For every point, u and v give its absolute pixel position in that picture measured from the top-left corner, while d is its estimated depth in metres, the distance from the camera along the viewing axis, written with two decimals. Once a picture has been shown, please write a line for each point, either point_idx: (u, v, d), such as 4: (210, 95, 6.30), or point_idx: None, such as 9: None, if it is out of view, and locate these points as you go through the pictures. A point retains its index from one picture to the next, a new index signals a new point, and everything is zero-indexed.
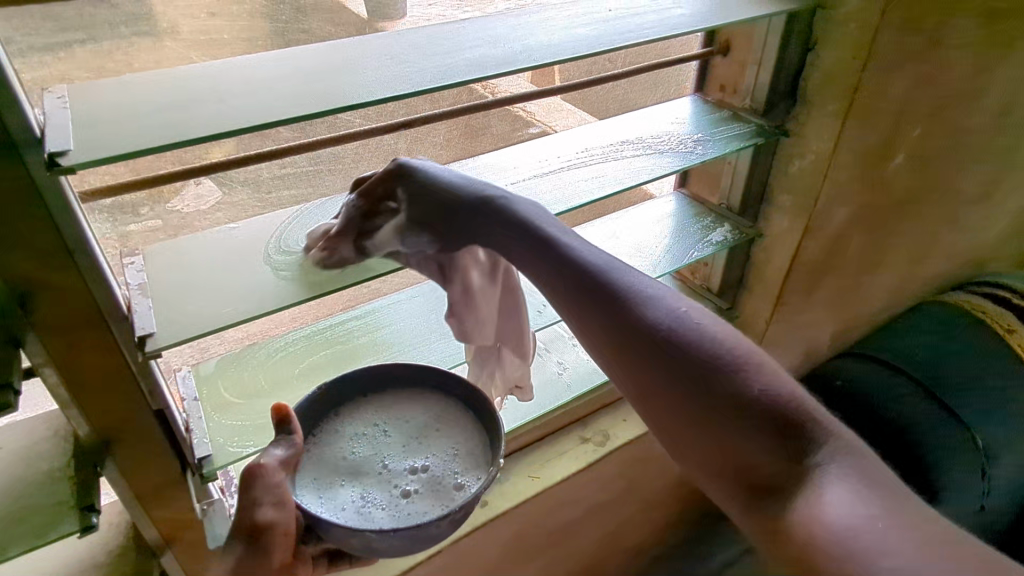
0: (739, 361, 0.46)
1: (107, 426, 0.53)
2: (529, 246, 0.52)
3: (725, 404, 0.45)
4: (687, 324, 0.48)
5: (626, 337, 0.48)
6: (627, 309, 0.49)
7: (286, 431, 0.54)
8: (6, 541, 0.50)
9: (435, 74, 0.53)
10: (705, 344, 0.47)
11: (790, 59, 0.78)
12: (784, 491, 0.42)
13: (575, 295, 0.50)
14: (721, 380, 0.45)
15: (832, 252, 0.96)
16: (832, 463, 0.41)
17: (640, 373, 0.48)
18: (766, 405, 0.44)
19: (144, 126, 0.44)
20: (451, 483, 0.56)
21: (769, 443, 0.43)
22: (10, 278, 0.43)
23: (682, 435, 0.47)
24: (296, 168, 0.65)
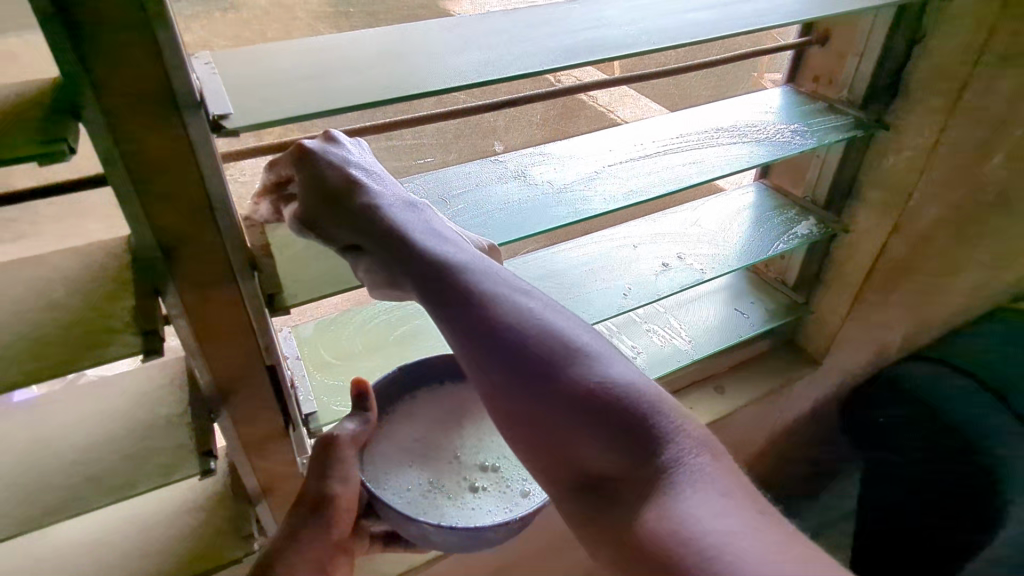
0: (578, 360, 0.44)
1: (225, 376, 0.56)
2: (386, 243, 0.51)
3: (567, 410, 0.43)
4: (537, 325, 0.46)
5: (465, 331, 0.47)
6: (468, 307, 0.47)
7: (363, 408, 0.59)
8: (133, 478, 0.53)
9: (556, 54, 0.54)
10: (547, 346, 0.45)
11: (895, 51, 0.76)
12: (627, 497, 0.41)
13: (425, 291, 0.49)
14: (571, 385, 0.44)
15: (916, 252, 0.94)
16: (684, 466, 0.41)
17: (482, 378, 0.46)
18: (601, 405, 0.43)
19: (291, 95, 0.47)
20: (518, 490, 0.57)
21: (617, 446, 0.42)
22: (158, 230, 0.46)
23: (520, 439, 0.46)
24: (401, 141, 0.67)
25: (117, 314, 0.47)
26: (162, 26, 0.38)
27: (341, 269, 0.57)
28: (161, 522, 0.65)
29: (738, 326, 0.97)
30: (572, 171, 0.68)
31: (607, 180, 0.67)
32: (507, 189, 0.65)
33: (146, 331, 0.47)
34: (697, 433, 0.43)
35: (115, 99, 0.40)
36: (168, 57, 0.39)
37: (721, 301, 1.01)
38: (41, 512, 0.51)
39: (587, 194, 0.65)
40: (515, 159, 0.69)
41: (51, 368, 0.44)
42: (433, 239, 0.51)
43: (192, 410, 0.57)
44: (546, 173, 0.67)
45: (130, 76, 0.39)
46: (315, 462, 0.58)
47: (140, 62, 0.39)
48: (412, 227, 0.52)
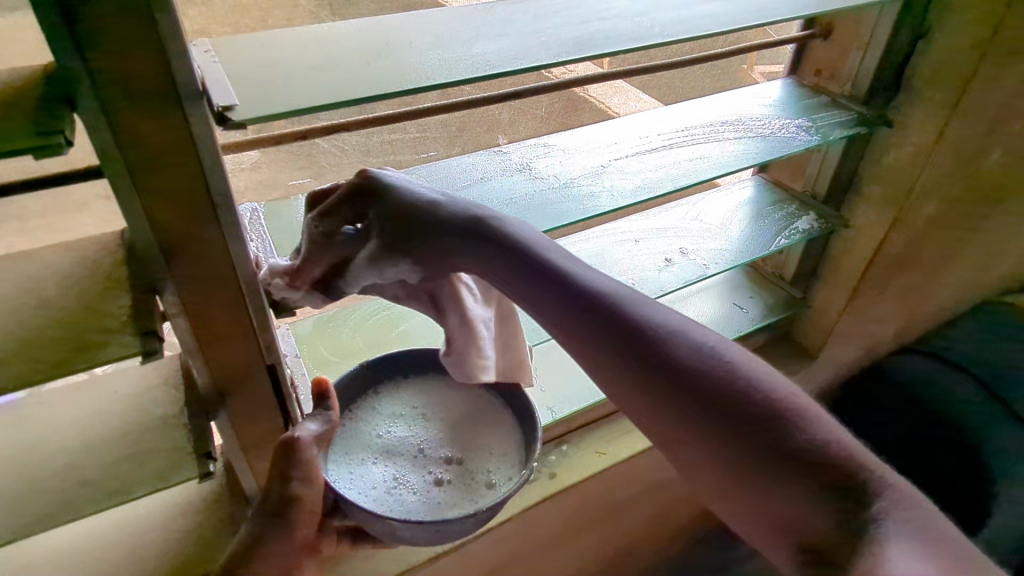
0: (782, 408, 0.44)
1: (223, 376, 0.54)
2: (521, 267, 0.50)
3: (761, 455, 0.44)
4: (726, 368, 0.46)
5: (652, 374, 0.47)
6: (659, 349, 0.47)
7: (324, 407, 0.57)
8: (130, 482, 0.52)
9: (567, 45, 0.52)
10: (744, 390, 0.45)
11: (899, 45, 0.76)
12: (830, 549, 0.40)
13: (599, 329, 0.48)
14: (769, 430, 0.44)
15: (913, 248, 0.94)
16: (889, 517, 0.40)
17: (662, 416, 0.47)
18: (806, 453, 0.43)
19: (299, 86, 0.45)
20: (483, 481, 0.60)
21: (820, 496, 0.42)
22: (157, 227, 0.44)
23: (717, 484, 0.46)
24: (404, 134, 0.65)
25: (112, 314, 0.45)
26: (163, 11, 0.36)
27: None
28: (157, 524, 0.64)
29: (737, 320, 0.97)
30: (578, 165, 0.66)
31: (615, 174, 0.66)
32: (513, 183, 0.64)
33: (144, 332, 0.45)
34: (902, 486, 0.42)
35: (114, 89, 0.38)
36: (170, 45, 0.37)
37: (719, 296, 1.00)
38: (32, 518, 0.49)
39: (596, 190, 0.64)
40: (517, 151, 0.67)
41: (44, 371, 0.42)
42: (594, 273, 0.50)
43: (189, 411, 0.55)
44: (551, 168, 0.66)
45: (131, 64, 0.37)
46: (277, 462, 0.54)
47: (140, 49, 0.37)
48: (568, 259, 0.50)
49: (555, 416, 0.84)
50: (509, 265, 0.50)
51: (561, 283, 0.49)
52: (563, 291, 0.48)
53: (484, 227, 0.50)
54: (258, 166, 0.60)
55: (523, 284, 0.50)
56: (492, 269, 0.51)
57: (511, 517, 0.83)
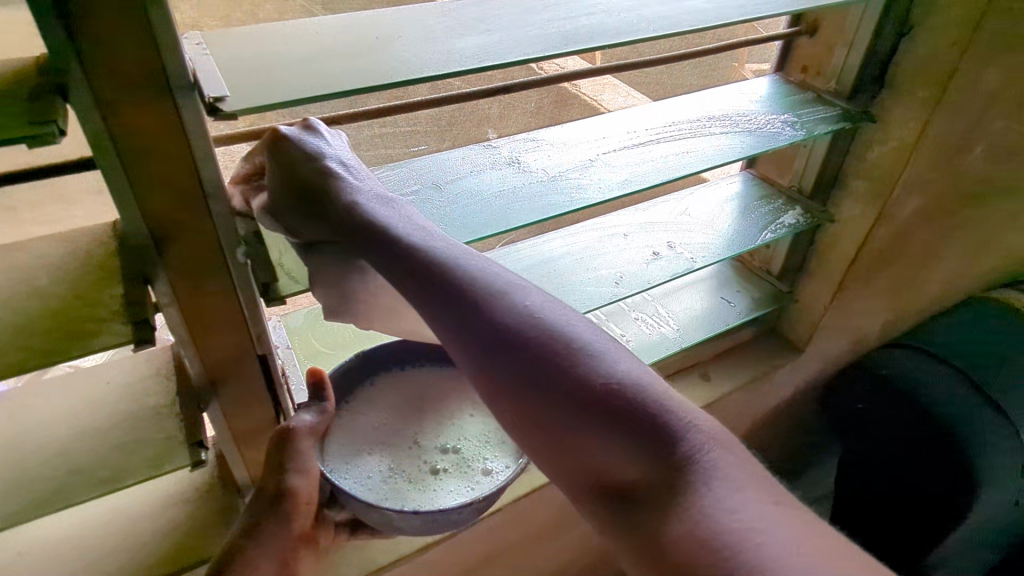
0: (585, 356, 0.43)
1: (215, 366, 0.55)
2: (363, 238, 0.49)
3: (570, 403, 0.42)
4: (536, 319, 0.44)
5: (469, 333, 0.44)
6: (470, 304, 0.45)
7: (320, 398, 0.61)
8: (123, 469, 0.52)
9: (555, 40, 0.53)
10: (555, 340, 0.43)
11: (882, 42, 0.77)
12: (644, 500, 0.40)
13: (422, 288, 0.46)
14: (568, 372, 0.42)
15: (898, 242, 0.95)
16: (699, 462, 0.39)
17: (477, 378, 0.45)
18: (613, 405, 0.41)
19: (290, 78, 0.46)
20: (479, 468, 0.61)
21: (631, 445, 0.40)
22: (149, 218, 0.44)
23: (533, 446, 0.44)
24: (394, 128, 0.66)
25: (106, 303, 0.46)
26: (156, 7, 0.37)
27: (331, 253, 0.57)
28: (148, 515, 0.64)
29: (725, 313, 0.98)
30: (566, 159, 0.67)
31: (603, 168, 0.67)
32: (502, 176, 0.64)
33: (137, 321, 0.46)
34: (710, 428, 0.41)
35: (106, 81, 0.38)
36: (162, 37, 0.38)
37: (707, 290, 1.01)
38: (25, 506, 0.49)
39: (584, 183, 0.65)
40: (506, 146, 0.68)
41: (37, 358, 0.43)
42: (426, 233, 0.49)
43: (181, 401, 0.56)
44: (541, 161, 0.67)
45: (125, 59, 0.38)
46: (274, 453, 0.57)
47: (133, 42, 0.38)
48: (408, 224, 0.49)
49: None
50: (355, 230, 0.49)
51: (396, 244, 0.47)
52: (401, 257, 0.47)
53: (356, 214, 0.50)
54: (249, 159, 0.60)
55: (374, 257, 0.48)
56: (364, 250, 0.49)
57: (501, 508, 0.83)
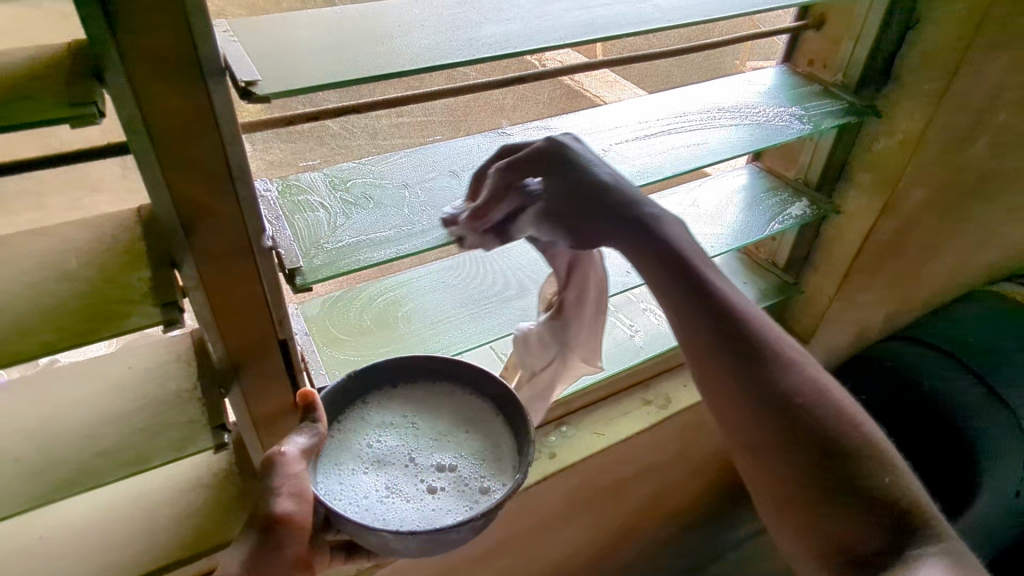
0: (858, 450, 0.52)
1: (239, 351, 0.56)
2: (674, 274, 0.54)
3: (802, 442, 0.53)
4: (823, 402, 0.54)
5: (763, 393, 0.54)
6: (774, 371, 0.54)
7: (311, 419, 0.58)
8: (148, 452, 0.53)
9: (573, 29, 0.54)
10: (841, 429, 0.53)
11: (889, 35, 0.78)
12: (873, 562, 0.49)
13: (728, 342, 0.55)
14: (824, 434, 0.52)
15: (903, 234, 0.96)
16: (925, 556, 0.48)
17: (750, 420, 0.54)
18: (875, 495, 0.51)
19: (317, 66, 0.47)
20: (476, 486, 0.60)
21: (848, 498, 0.51)
22: (177, 203, 0.45)
23: (774, 491, 0.54)
24: (411, 117, 0.66)
25: (135, 286, 0.47)
26: None
27: (360, 251, 0.55)
28: (165, 500, 0.65)
29: None
30: None
31: (617, 159, 0.69)
32: None
33: (165, 303, 0.47)
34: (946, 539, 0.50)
35: (143, 67, 0.39)
36: (195, 23, 0.39)
37: None
38: (51, 488, 0.50)
39: None
40: (517, 134, 0.69)
41: (69, 339, 0.44)
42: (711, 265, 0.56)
43: (203, 385, 0.57)
44: None
45: (158, 42, 0.39)
46: (262, 480, 0.54)
47: (169, 28, 0.39)
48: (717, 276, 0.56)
49: (554, 396, 0.85)
50: (637, 247, 0.54)
51: (687, 272, 0.54)
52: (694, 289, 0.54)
53: (652, 226, 0.54)
54: (267, 148, 0.61)
55: (654, 272, 0.55)
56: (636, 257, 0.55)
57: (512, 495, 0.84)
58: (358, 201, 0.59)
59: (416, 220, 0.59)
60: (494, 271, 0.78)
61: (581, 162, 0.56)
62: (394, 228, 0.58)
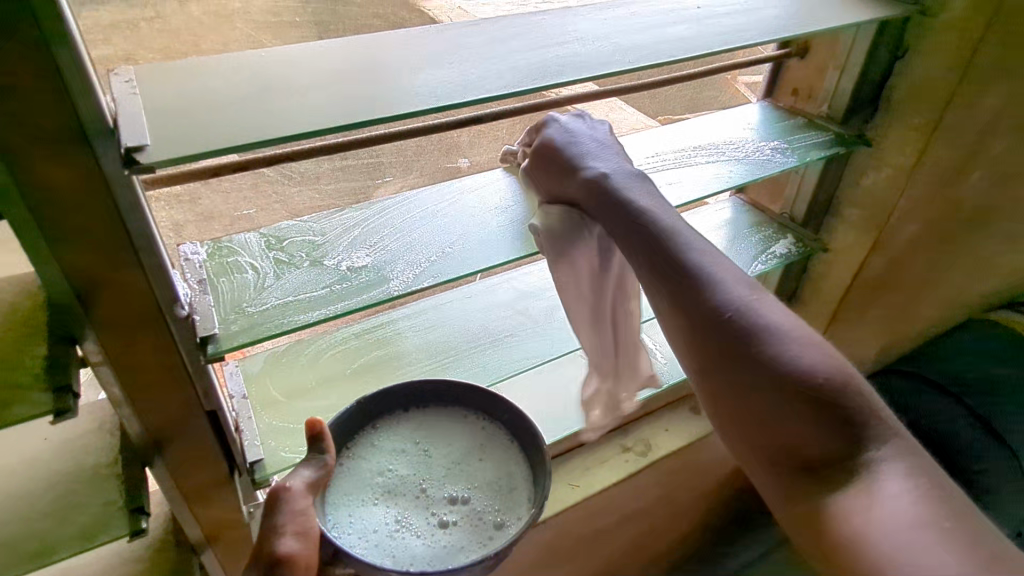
0: (812, 364, 0.49)
1: (159, 426, 0.50)
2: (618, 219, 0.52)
3: (756, 370, 0.49)
4: (768, 319, 0.50)
5: (698, 314, 0.50)
6: (709, 293, 0.50)
7: (320, 449, 0.47)
8: (53, 543, 0.48)
9: (523, 74, 0.50)
10: (782, 339, 0.49)
11: (876, 65, 0.74)
12: (829, 473, 0.47)
13: (660, 269, 0.51)
14: (769, 349, 0.49)
15: (895, 269, 0.92)
16: (881, 462, 0.45)
17: (691, 339, 0.51)
18: (830, 400, 0.48)
19: (229, 122, 0.42)
20: (488, 520, 0.50)
21: (809, 423, 0.48)
22: (70, 275, 0.40)
23: (733, 416, 0.51)
24: (357, 159, 0.61)
25: (29, 367, 0.42)
26: (62, 47, 0.33)
27: (290, 317, 0.51)
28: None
29: None
30: None
31: None
32: (472, 217, 0.61)
33: (57, 388, 0.41)
34: (905, 443, 0.47)
35: (13, 133, 0.34)
36: (73, 84, 0.34)
37: None
38: None
39: None
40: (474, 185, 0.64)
41: None
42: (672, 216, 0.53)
43: (123, 459, 0.52)
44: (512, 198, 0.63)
45: (27, 104, 0.34)
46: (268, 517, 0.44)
47: (41, 91, 0.34)
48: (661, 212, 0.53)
49: None
50: (598, 204, 0.53)
51: (647, 233, 0.51)
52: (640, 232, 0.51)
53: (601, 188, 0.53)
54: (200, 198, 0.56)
55: (623, 234, 0.52)
56: (614, 229, 0.53)
57: None
58: (296, 261, 0.55)
59: (354, 278, 0.55)
60: (458, 323, 0.73)
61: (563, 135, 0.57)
62: (330, 288, 0.54)
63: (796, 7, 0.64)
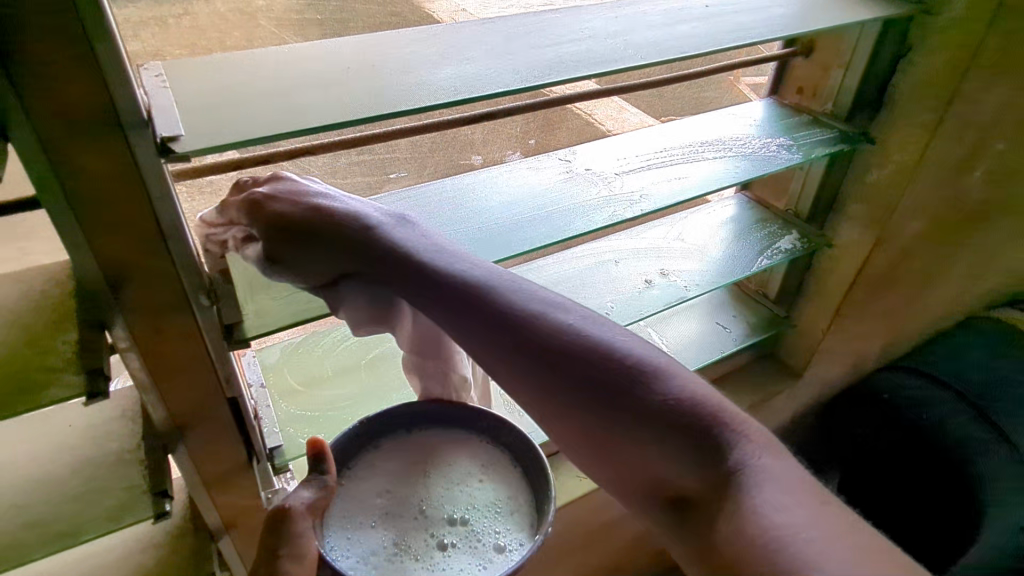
0: (643, 381, 0.43)
1: (183, 412, 0.52)
2: (398, 262, 0.47)
3: (590, 410, 0.43)
4: (584, 345, 0.44)
5: (509, 356, 0.44)
6: (513, 325, 0.44)
7: (320, 470, 0.47)
8: (81, 524, 0.49)
9: (538, 69, 0.51)
10: (606, 362, 0.43)
11: (879, 64, 0.75)
12: (700, 504, 0.40)
13: (457, 315, 0.45)
14: (595, 379, 0.43)
15: (899, 265, 0.93)
16: (746, 468, 0.39)
17: (511, 384, 0.45)
18: (674, 418, 0.42)
19: (254, 114, 0.43)
20: (490, 543, 0.47)
21: (661, 454, 0.42)
22: (102, 261, 0.42)
23: (588, 459, 0.45)
24: (374, 155, 0.62)
25: (59, 351, 0.43)
26: (103, 42, 0.35)
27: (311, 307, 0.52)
28: (112, 563, 0.61)
29: (721, 341, 0.96)
30: (550, 187, 0.66)
31: (593, 199, 0.65)
32: (487, 209, 0.63)
33: (90, 370, 0.43)
34: (759, 438, 0.42)
35: (55, 123, 0.36)
36: (112, 76, 0.36)
37: (702, 315, 1.00)
38: None
39: (571, 217, 0.63)
40: (487, 181, 0.66)
41: None
42: (453, 251, 0.48)
43: (146, 444, 0.53)
44: (524, 193, 0.65)
45: (69, 96, 0.35)
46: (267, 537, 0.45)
47: (82, 83, 0.35)
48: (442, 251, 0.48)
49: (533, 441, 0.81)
50: (367, 253, 0.47)
51: (432, 278, 0.46)
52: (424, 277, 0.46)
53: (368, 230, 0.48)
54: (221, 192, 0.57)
55: (404, 281, 0.47)
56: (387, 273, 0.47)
57: None
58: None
59: None
60: None
61: (290, 194, 0.48)
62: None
63: (803, 5, 0.65)
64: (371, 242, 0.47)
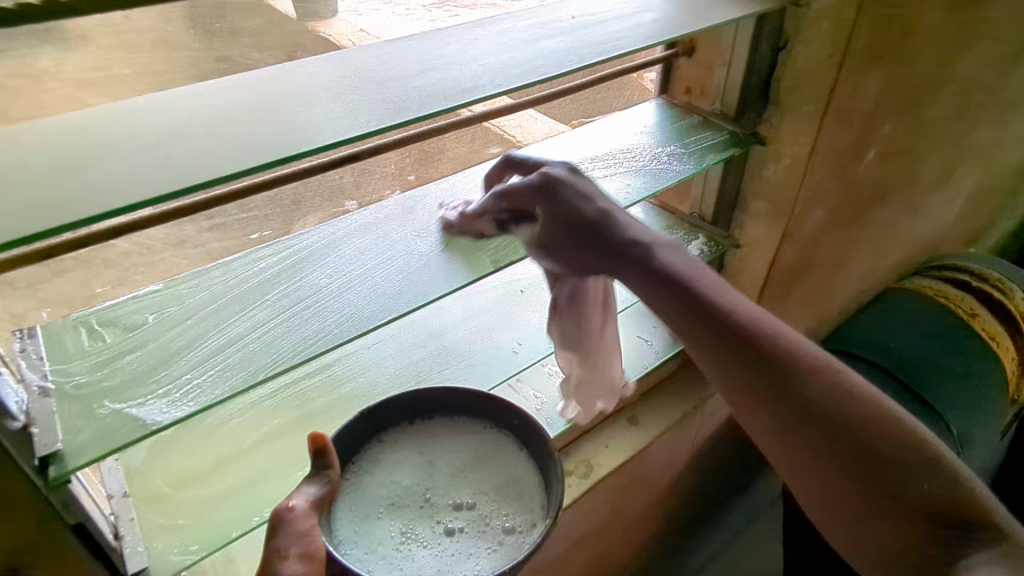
0: (895, 434, 0.49)
1: (13, 553, 0.44)
2: (679, 291, 0.50)
3: (835, 443, 0.49)
4: (841, 391, 0.49)
5: (764, 390, 0.50)
6: (772, 363, 0.50)
7: (322, 466, 0.46)
8: None
9: (384, 109, 0.45)
10: (854, 407, 0.49)
11: (760, 58, 0.72)
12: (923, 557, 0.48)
13: (711, 342, 0.50)
14: (843, 421, 0.49)
15: (807, 255, 0.93)
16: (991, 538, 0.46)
17: (756, 412, 0.51)
18: (911, 476, 0.48)
19: (37, 198, 0.36)
20: (497, 528, 0.52)
21: (894, 514, 0.49)
22: None
23: (826, 500, 0.51)
24: (226, 217, 0.56)
25: None
26: None
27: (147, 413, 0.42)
28: None
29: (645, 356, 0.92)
30: (432, 222, 0.59)
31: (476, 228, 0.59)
32: (359, 258, 0.55)
33: None
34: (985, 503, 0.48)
35: None
36: None
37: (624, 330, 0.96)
38: None
39: (464, 259, 0.56)
40: (353, 224, 0.58)
41: None
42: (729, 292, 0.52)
43: None
44: (393, 233, 0.57)
45: None
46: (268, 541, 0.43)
47: None
48: (714, 285, 0.51)
49: None
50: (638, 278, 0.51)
51: (705, 313, 0.50)
52: (699, 311, 0.50)
53: (650, 255, 0.51)
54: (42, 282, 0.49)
55: (671, 309, 0.51)
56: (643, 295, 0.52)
57: None
58: (141, 340, 0.46)
59: (227, 351, 0.46)
60: (361, 374, 0.67)
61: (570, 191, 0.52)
62: (192, 368, 0.45)
63: (673, 9, 0.62)
64: (658, 275, 0.50)
